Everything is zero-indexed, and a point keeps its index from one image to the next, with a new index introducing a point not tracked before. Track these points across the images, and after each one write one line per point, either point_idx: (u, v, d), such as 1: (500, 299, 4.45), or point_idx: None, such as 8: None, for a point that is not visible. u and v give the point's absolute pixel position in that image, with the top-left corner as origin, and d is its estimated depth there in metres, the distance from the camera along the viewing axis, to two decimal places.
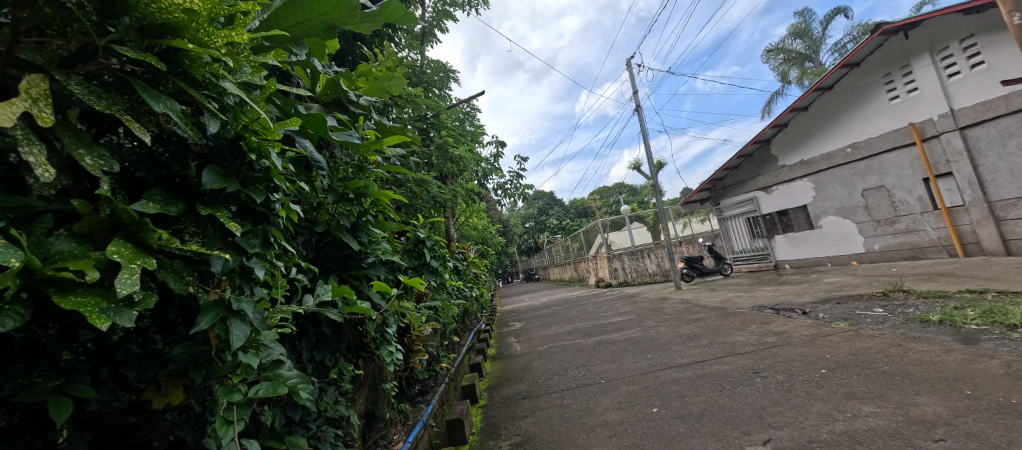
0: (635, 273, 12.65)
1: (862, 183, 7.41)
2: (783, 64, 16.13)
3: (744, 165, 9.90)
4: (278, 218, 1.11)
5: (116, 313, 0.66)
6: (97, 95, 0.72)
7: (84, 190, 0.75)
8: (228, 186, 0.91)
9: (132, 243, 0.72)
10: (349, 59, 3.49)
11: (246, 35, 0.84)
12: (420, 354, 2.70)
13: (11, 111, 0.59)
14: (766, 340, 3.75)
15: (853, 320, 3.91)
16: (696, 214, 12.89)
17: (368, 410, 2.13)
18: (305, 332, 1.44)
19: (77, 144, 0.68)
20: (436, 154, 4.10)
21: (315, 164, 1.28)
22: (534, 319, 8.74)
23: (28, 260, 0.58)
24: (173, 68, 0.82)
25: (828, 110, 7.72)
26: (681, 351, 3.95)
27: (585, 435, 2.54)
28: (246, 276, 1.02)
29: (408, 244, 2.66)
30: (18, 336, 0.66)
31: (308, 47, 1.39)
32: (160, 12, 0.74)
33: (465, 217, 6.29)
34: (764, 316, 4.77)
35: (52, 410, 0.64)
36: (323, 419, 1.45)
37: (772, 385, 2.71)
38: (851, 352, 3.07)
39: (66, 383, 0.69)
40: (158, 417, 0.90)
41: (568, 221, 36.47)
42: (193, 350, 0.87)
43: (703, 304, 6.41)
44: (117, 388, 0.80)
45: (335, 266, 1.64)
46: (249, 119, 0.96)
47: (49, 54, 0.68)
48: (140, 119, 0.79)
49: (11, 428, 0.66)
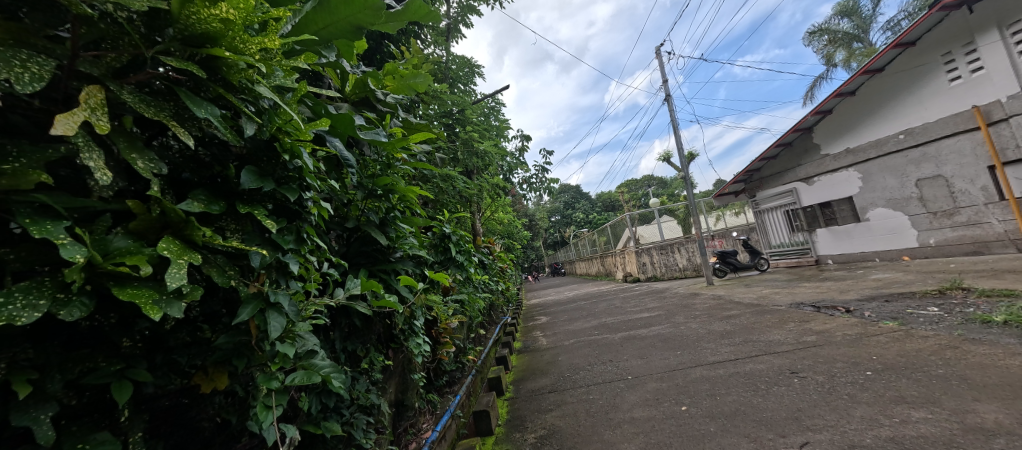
0: (665, 268, 12.32)
1: (915, 173, 6.88)
2: (828, 45, 15.10)
3: (783, 155, 9.41)
4: (310, 215, 1.16)
5: (167, 304, 0.71)
6: (146, 102, 0.77)
7: (138, 191, 0.83)
8: (264, 185, 0.96)
9: (180, 240, 0.78)
10: (378, 58, 3.64)
11: (277, 41, 0.89)
12: (447, 346, 2.76)
13: (73, 121, 0.65)
14: (805, 339, 3.58)
15: (903, 320, 3.67)
16: (730, 207, 12.47)
17: (399, 399, 2.21)
18: (338, 323, 1.52)
19: (130, 149, 0.74)
20: (461, 149, 4.15)
21: (344, 163, 1.34)
22: (561, 313, 8.73)
23: (91, 256, 0.64)
24: (213, 75, 0.87)
25: (878, 95, 7.16)
26: (713, 348, 3.84)
27: (612, 431, 2.53)
28: (283, 271, 1.08)
29: (433, 239, 2.68)
30: (86, 323, 0.74)
31: (337, 49, 1.43)
32: (200, 23, 0.78)
33: (489, 211, 6.33)
34: (804, 313, 4.55)
35: (115, 391, 0.70)
36: (355, 406, 1.52)
37: (811, 386, 2.60)
38: (902, 353, 2.88)
39: (126, 368, 0.75)
40: (207, 400, 0.98)
41: (594, 216, 35.92)
42: (236, 339, 0.92)
43: (738, 300, 6.19)
44: (170, 372, 0.87)
45: (365, 261, 1.70)
46: (282, 121, 1.01)
47: (104, 66, 0.74)
48: (185, 124, 0.85)
49: (80, 407, 0.73)
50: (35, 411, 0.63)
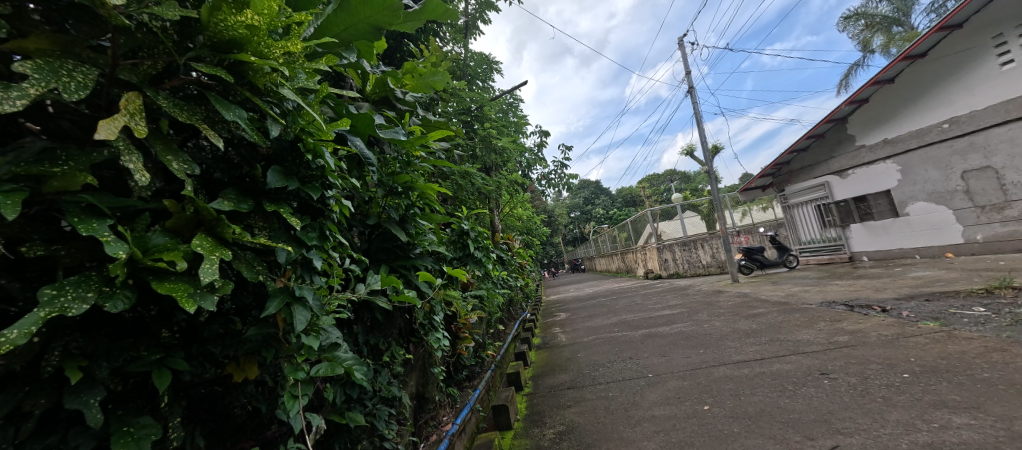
0: (688, 264, 12.05)
1: (961, 164, 6.47)
2: (865, 30, 14.33)
3: (814, 147, 9.02)
4: (333, 212, 1.19)
5: (201, 297, 0.75)
6: (179, 106, 0.81)
7: (174, 190, 0.88)
8: (288, 184, 1.00)
9: (211, 237, 0.82)
10: (398, 57, 3.69)
11: (299, 44, 0.92)
12: (466, 341, 2.80)
13: (114, 125, 0.69)
14: (837, 339, 3.44)
15: (945, 320, 3.47)
16: (757, 202, 12.06)
17: (419, 392, 2.26)
18: (360, 317, 1.56)
19: (166, 151, 0.78)
20: (480, 146, 4.17)
21: (365, 161, 1.38)
22: (580, 309, 8.68)
23: (132, 252, 0.68)
24: (240, 79, 0.91)
25: (920, 82, 6.76)
26: (738, 347, 3.74)
27: (632, 429, 2.51)
28: (307, 266, 1.12)
29: (452, 235, 2.72)
30: (129, 315, 0.79)
31: (357, 49, 1.46)
32: (228, 29, 0.82)
33: (508, 208, 6.35)
34: (836, 312, 4.37)
35: (155, 378, 0.75)
36: (378, 398, 1.57)
37: (842, 388, 2.50)
38: (942, 355, 2.73)
39: (166, 357, 0.80)
40: (239, 388, 1.04)
41: (615, 211, 35.43)
42: (265, 331, 0.96)
43: (764, 298, 6.00)
44: (205, 362, 0.92)
45: (385, 256, 1.74)
46: (305, 122, 1.04)
47: (141, 73, 0.78)
48: (215, 126, 0.89)
49: (125, 392, 0.79)
50: (86, 395, 0.68)
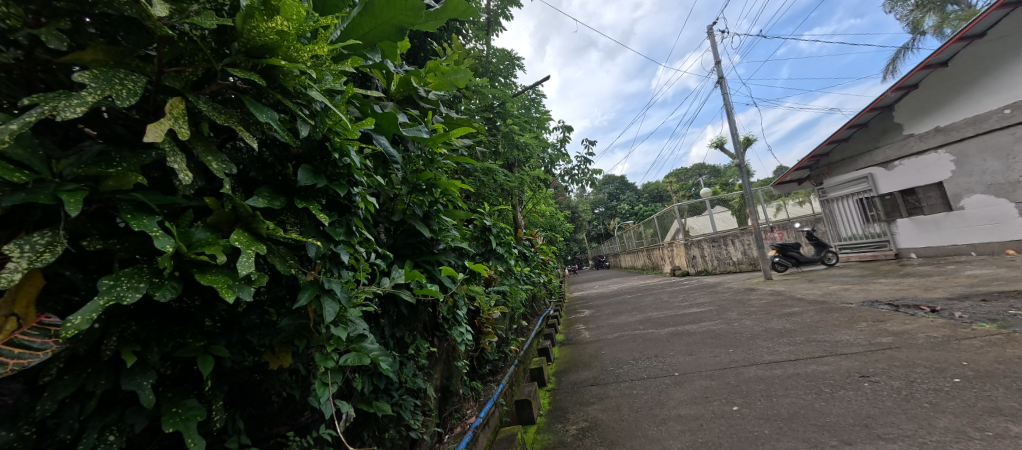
0: (718, 261, 11.66)
1: None
2: (915, 10, 13.33)
3: (856, 137, 8.52)
4: (358, 209, 1.24)
5: (239, 288, 0.80)
6: (218, 110, 0.86)
7: (214, 189, 0.94)
8: (317, 182, 1.04)
9: (248, 232, 0.88)
10: (421, 56, 3.75)
11: (326, 48, 0.96)
12: (489, 335, 2.83)
13: (160, 129, 0.74)
14: (879, 340, 3.25)
15: (1004, 322, 3.22)
16: (793, 196, 11.50)
17: (444, 385, 2.32)
18: (387, 310, 1.61)
19: (206, 152, 0.84)
20: (502, 142, 4.19)
21: (389, 159, 1.42)
22: (604, 306, 8.58)
23: (177, 246, 0.74)
24: (272, 83, 0.95)
25: (977, 65, 6.26)
26: (770, 347, 3.60)
27: (657, 428, 2.47)
28: (335, 260, 1.17)
29: (475, 231, 2.75)
30: (176, 305, 0.86)
31: (381, 50, 1.50)
32: (260, 36, 0.86)
33: (531, 204, 6.35)
34: (879, 312, 4.12)
35: (200, 363, 0.81)
36: (404, 389, 1.62)
37: (884, 391, 2.37)
38: (999, 360, 2.54)
39: (209, 344, 0.86)
40: (275, 376, 1.10)
41: (641, 207, 34.70)
42: (297, 322, 1.02)
43: (799, 297, 5.73)
44: (243, 349, 0.98)
45: (410, 252, 1.79)
46: (332, 122, 1.08)
47: (184, 79, 0.84)
48: (250, 128, 0.94)
49: (174, 376, 0.85)
50: (140, 378, 0.74)
